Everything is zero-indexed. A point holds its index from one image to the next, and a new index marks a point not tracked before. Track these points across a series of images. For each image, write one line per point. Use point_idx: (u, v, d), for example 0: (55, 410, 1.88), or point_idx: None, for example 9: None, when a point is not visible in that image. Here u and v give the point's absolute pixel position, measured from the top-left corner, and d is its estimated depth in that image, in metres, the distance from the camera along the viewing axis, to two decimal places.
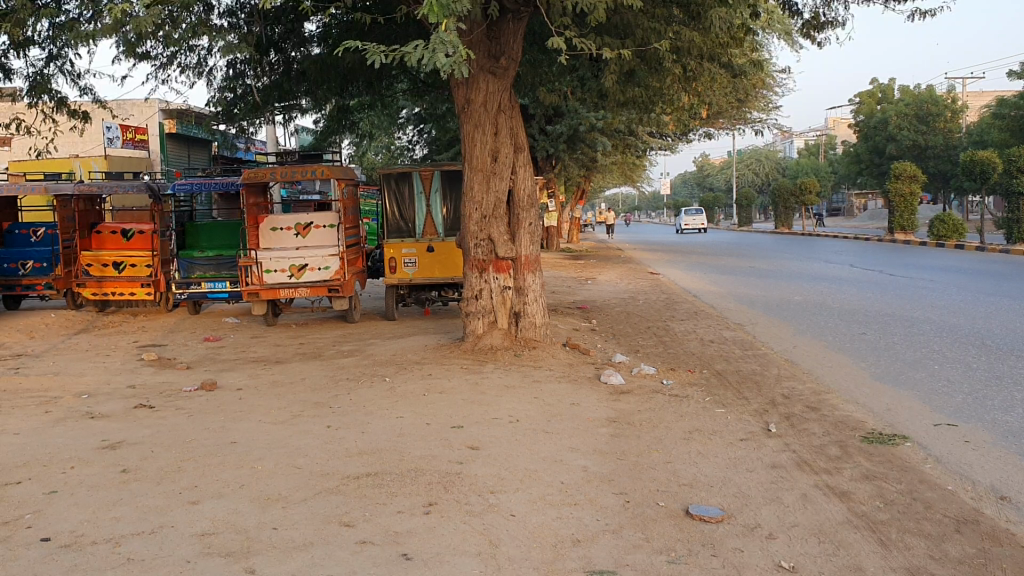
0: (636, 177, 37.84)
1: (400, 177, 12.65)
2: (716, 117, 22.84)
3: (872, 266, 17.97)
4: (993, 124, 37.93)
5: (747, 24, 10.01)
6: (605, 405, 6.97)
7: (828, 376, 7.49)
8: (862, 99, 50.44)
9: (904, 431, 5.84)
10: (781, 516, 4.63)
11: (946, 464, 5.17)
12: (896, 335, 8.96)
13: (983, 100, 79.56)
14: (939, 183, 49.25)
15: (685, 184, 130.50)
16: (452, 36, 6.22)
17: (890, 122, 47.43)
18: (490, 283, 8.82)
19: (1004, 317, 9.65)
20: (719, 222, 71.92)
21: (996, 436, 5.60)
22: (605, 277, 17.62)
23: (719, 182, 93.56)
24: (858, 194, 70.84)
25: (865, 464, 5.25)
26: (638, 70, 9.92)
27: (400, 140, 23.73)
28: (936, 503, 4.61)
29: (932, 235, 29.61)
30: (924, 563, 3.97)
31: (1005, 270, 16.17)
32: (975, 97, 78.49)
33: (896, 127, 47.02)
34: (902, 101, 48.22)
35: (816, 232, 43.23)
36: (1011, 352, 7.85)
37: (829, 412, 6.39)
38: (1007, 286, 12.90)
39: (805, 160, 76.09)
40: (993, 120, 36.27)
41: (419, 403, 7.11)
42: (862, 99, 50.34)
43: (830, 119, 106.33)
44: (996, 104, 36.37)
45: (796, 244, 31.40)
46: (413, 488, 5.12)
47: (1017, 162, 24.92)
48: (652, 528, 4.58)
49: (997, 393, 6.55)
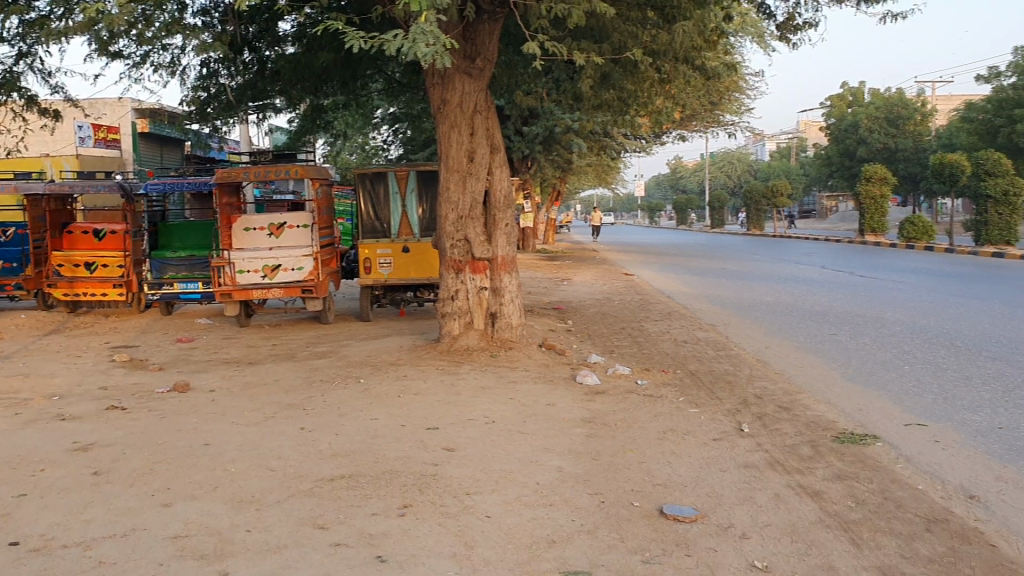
0: (611, 178, 37.85)
1: (374, 176, 12.63)
2: (691, 120, 22.96)
3: (841, 267, 18.20)
4: (961, 128, 38.32)
5: (721, 27, 10.09)
6: (581, 406, 6.99)
7: (800, 376, 7.56)
8: (833, 102, 50.52)
9: (874, 430, 5.90)
10: (753, 515, 4.68)
11: (917, 464, 5.23)
12: (868, 336, 9.07)
13: (949, 104, 80.62)
14: (908, 186, 49.71)
15: (658, 186, 131.17)
16: (432, 26, 6.21)
17: (860, 125, 47.86)
18: (466, 284, 8.80)
19: (973, 318, 9.77)
20: (692, 223, 72.14)
21: (966, 435, 5.65)
22: (582, 278, 17.67)
23: (692, 184, 94.13)
24: (828, 196, 71.56)
25: (836, 464, 5.30)
26: (614, 73, 9.96)
27: (376, 139, 23.68)
28: (906, 502, 4.67)
29: (901, 236, 29.88)
30: (894, 562, 4.02)
31: (972, 272, 16.39)
32: (943, 100, 79.53)
33: (866, 129, 47.48)
34: (872, 104, 48.55)
35: (788, 234, 43.52)
36: (979, 352, 7.95)
37: (801, 411, 6.45)
38: (975, 287, 13.08)
39: (778, 163, 76.60)
40: (961, 122, 36.65)
41: (394, 404, 7.10)
42: (832, 101, 50.38)
43: (799, 124, 107.30)
44: (965, 108, 36.63)
45: (768, 245, 31.63)
46: (388, 489, 5.12)
47: (983, 164, 25.33)
48: (626, 528, 4.60)
49: (966, 392, 6.62)
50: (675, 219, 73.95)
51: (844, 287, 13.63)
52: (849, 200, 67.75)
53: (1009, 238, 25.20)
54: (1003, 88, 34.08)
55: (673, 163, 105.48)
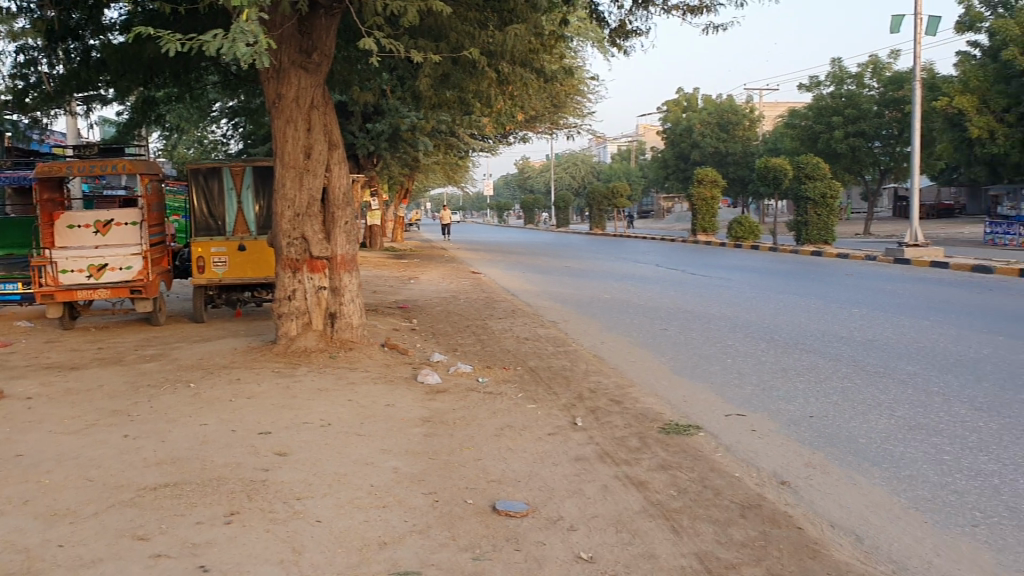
0: (458, 177, 37.97)
1: (208, 172, 12.18)
2: (535, 122, 23.32)
3: (676, 266, 18.94)
4: (785, 135, 40.63)
5: (558, 30, 10.28)
6: (419, 405, 6.97)
7: (632, 370, 7.81)
8: (669, 107, 52.50)
9: (698, 421, 6.16)
10: (582, 507, 4.80)
11: (735, 452, 5.49)
12: (696, 330, 9.46)
13: (775, 111, 85.30)
14: (738, 189, 52.27)
15: (505, 186, 132.63)
16: (253, 26, 6.03)
17: (693, 130, 49.90)
18: (304, 283, 8.60)
19: (792, 313, 10.36)
20: (537, 222, 73.33)
21: (780, 424, 5.98)
22: (427, 276, 17.64)
23: (538, 183, 95.68)
24: (665, 197, 74.32)
25: (662, 454, 5.50)
26: (454, 73, 10.00)
27: (215, 133, 22.87)
28: (724, 490, 4.90)
29: (730, 236, 31.37)
30: (711, 547, 4.20)
31: (793, 270, 17.39)
32: (770, 107, 84.08)
33: (700, 133, 49.57)
34: (705, 109, 50.75)
35: (628, 233, 44.94)
36: (796, 345, 8.44)
37: (632, 404, 6.66)
38: (796, 284, 13.87)
39: (619, 165, 78.94)
40: (784, 128, 38.81)
41: (226, 408, 6.87)
42: (669, 106, 52.35)
43: (639, 127, 110.93)
44: (789, 115, 38.84)
45: (608, 244, 32.51)
46: (215, 497, 4.94)
47: (804, 168, 27.17)
48: (458, 525, 4.62)
49: (782, 383, 7.02)
50: (521, 218, 74.92)
51: (677, 285, 14.17)
52: (685, 200, 70.58)
53: (826, 237, 26.87)
54: (821, 96, 36.33)
55: (519, 163, 106.86)
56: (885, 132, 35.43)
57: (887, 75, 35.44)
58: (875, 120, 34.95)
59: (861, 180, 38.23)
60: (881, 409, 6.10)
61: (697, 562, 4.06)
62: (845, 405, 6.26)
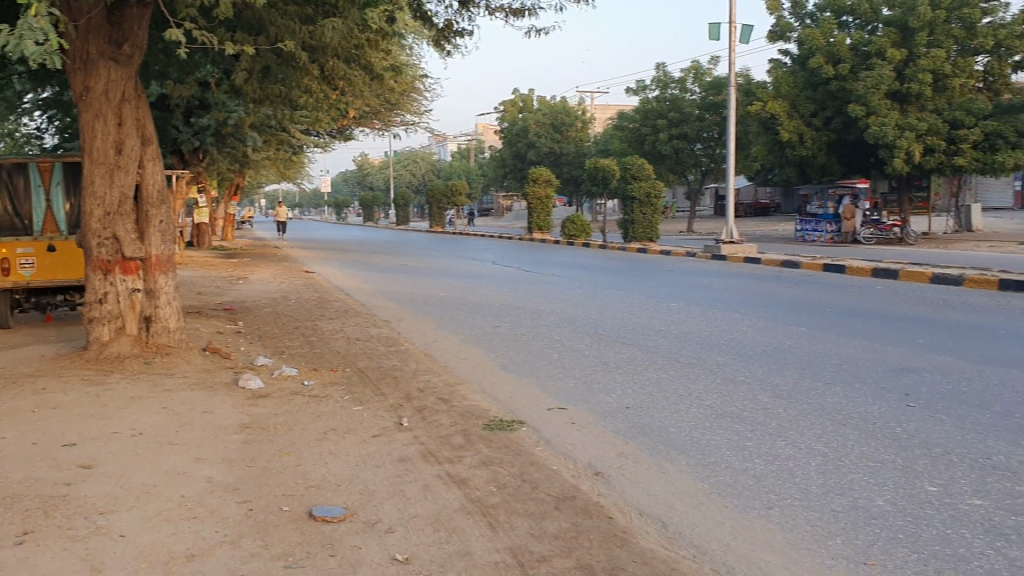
0: (292, 174, 37.06)
1: (13, 167, 11.39)
2: (370, 119, 23.06)
3: (511, 263, 19.18)
4: (615, 136, 41.94)
5: (384, 26, 10.20)
6: (239, 410, 6.75)
7: (460, 368, 7.85)
8: (505, 107, 53.13)
9: (520, 416, 6.25)
10: (401, 508, 4.77)
11: (553, 446, 5.60)
12: (525, 327, 9.62)
13: (607, 114, 87.99)
14: (573, 188, 53.57)
15: (344, 183, 130.72)
16: (42, 22, 5.65)
17: (529, 130, 50.72)
18: (116, 286, 8.18)
19: (616, 308, 10.70)
20: (376, 221, 72.64)
21: (598, 416, 6.15)
22: (258, 277, 17.12)
23: (377, 181, 94.77)
24: (504, 195, 75.26)
25: (483, 451, 5.54)
26: (276, 67, 9.75)
27: (24, 125, 21.40)
28: (541, 483, 4.98)
29: (563, 234, 32.08)
30: (524, 541, 4.26)
31: (622, 266, 17.95)
32: (602, 110, 86.70)
33: (535, 134, 50.40)
34: (540, 110, 51.69)
35: (467, 231, 45.21)
36: (619, 339, 8.71)
37: (457, 402, 6.68)
38: (625, 280, 14.33)
39: (458, 164, 79.33)
40: (613, 130, 40.03)
41: (27, 421, 6.42)
42: (505, 107, 52.99)
43: (478, 127, 111.85)
44: (618, 117, 40.10)
45: (447, 242, 32.54)
46: (7, 517, 4.60)
47: (630, 169, 28.14)
48: (272, 533, 4.50)
49: (602, 376, 7.22)
50: (360, 217, 73.96)
51: (511, 282, 14.35)
52: (522, 199, 71.70)
53: (652, 235, 28.47)
54: (648, 100, 37.67)
55: (357, 160, 105.52)
56: (706, 134, 37.24)
57: (707, 80, 37.09)
58: (697, 123, 36.65)
59: (686, 181, 39.95)
60: (692, 399, 6.38)
61: (511, 556, 4.10)
62: (659, 396, 6.51)
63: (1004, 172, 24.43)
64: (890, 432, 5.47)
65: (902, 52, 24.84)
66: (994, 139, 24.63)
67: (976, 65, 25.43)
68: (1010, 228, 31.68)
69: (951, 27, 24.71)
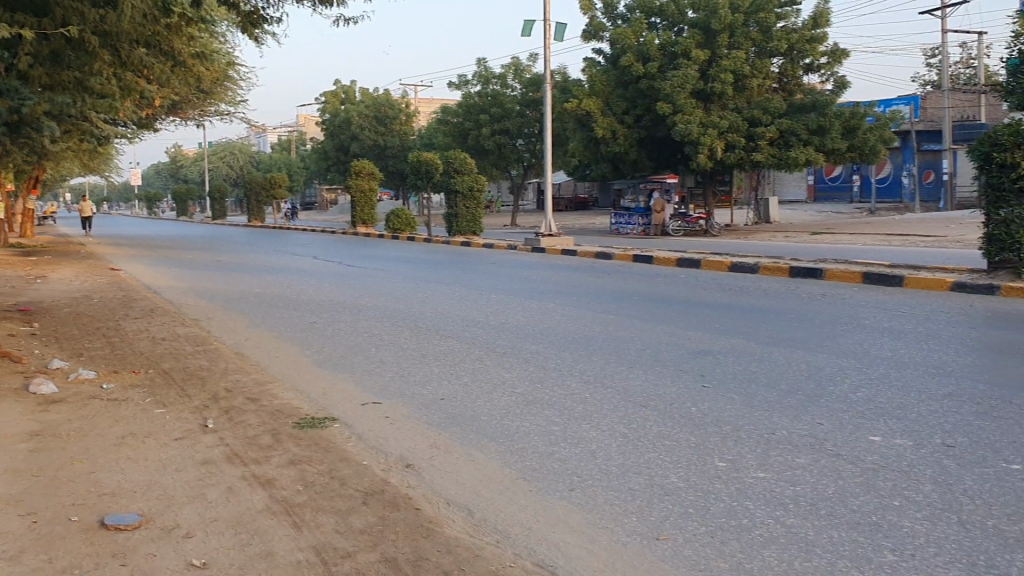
0: (97, 164, 34.95)
1: None
2: (182, 108, 22.08)
3: (333, 258, 18.86)
4: (438, 131, 42.05)
5: (187, 12, 9.79)
6: (28, 418, 6.30)
7: (274, 366, 7.65)
8: (327, 98, 52.16)
9: (333, 413, 6.17)
10: (202, 512, 4.59)
11: (365, 441, 5.55)
12: (342, 321, 9.48)
13: (430, 108, 88.25)
14: (397, 181, 53.33)
15: (157, 175, 124.62)
16: None
17: (352, 122, 49.99)
18: None
19: (437, 300, 10.73)
20: (191, 215, 69.67)
21: (411, 408, 6.15)
22: (58, 275, 16.07)
23: (193, 174, 90.98)
24: (327, 189, 74.02)
25: (292, 449, 5.42)
26: (67, 53, 9.18)
27: None
28: (349, 479, 4.92)
29: (388, 228, 31.92)
30: (328, 539, 4.19)
31: (446, 259, 18.02)
32: (426, 105, 86.90)
33: (358, 126, 49.74)
34: (362, 102, 51.10)
35: (289, 225, 44.12)
36: (438, 330, 8.74)
37: (268, 401, 6.51)
38: (447, 272, 14.39)
39: (279, 157, 77.33)
40: (437, 124, 40.20)
41: None
42: (327, 98, 52.02)
43: (300, 118, 109.48)
44: (440, 111, 40.18)
45: (268, 237, 31.65)
46: None
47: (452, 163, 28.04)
48: (58, 546, 4.23)
49: (418, 368, 7.23)
50: (174, 210, 70.72)
51: (331, 277, 14.13)
52: (345, 192, 70.74)
53: (475, 228, 28.74)
54: (470, 95, 37.99)
55: (171, 152, 100.92)
56: (527, 130, 37.91)
57: (527, 76, 37.93)
58: (517, 119, 37.25)
59: (509, 176, 40.50)
60: (505, 387, 6.48)
61: (313, 554, 4.03)
62: (473, 386, 6.58)
63: (797, 166, 26.09)
64: (687, 412, 5.75)
65: (705, 52, 26.23)
66: (789, 136, 26.34)
67: (771, 66, 27.18)
68: (803, 220, 34.00)
69: (748, 30, 26.44)
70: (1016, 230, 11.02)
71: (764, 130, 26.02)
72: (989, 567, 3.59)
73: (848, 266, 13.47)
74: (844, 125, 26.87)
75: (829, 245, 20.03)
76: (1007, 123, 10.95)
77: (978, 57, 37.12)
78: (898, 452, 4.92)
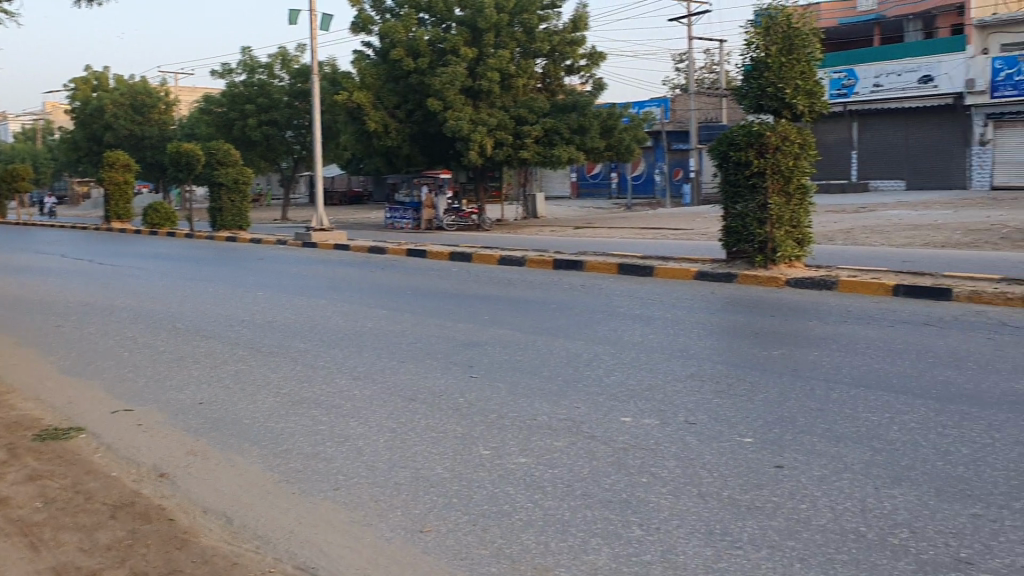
0: None
1: None
2: None
3: (86, 255, 17.59)
4: (199, 121, 40.17)
5: None
6: None
7: (11, 376, 7.03)
8: (76, 85, 48.56)
9: (79, 423, 5.76)
10: None
11: (114, 451, 5.23)
12: (92, 325, 8.86)
13: (193, 98, 84.43)
14: (157, 173, 50.58)
15: None
16: None
17: (105, 110, 46.74)
18: None
19: (198, 299, 10.27)
20: None
21: (166, 414, 5.85)
22: None
23: None
24: (77, 180, 69.51)
25: (31, 464, 5.00)
26: None
27: None
28: (96, 492, 4.61)
29: (145, 222, 30.25)
30: (71, 558, 3.90)
31: (212, 255, 17.29)
32: (188, 94, 83.02)
33: (112, 114, 46.64)
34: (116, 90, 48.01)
35: (33, 220, 40.68)
36: (199, 331, 8.37)
37: (3, 413, 5.98)
38: (210, 270, 13.81)
39: (21, 147, 71.15)
40: (199, 115, 38.52)
41: None
42: (75, 84, 48.41)
43: (46, 105, 101.27)
44: (203, 101, 38.38)
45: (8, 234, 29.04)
46: None
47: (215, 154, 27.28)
48: None
49: (175, 372, 6.89)
50: None
51: (80, 276, 13.15)
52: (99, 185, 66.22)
53: (241, 222, 27.41)
54: (235, 84, 36.69)
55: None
56: (295, 121, 36.79)
57: (294, 67, 36.82)
58: (285, 110, 36.20)
59: (278, 169, 39.31)
60: (268, 388, 6.31)
61: None
62: (234, 388, 6.36)
63: (560, 165, 27.30)
64: (452, 403, 5.84)
65: (472, 50, 26.72)
66: (552, 134, 27.42)
67: (535, 67, 28.15)
68: (566, 215, 35.57)
69: (513, 30, 27.28)
70: (750, 224, 11.98)
71: (528, 129, 26.95)
72: (722, 534, 3.90)
73: (607, 258, 14.20)
74: (602, 125, 28.33)
75: (590, 238, 21.06)
76: (743, 124, 11.92)
77: (721, 64, 40.20)
78: (647, 431, 5.24)
